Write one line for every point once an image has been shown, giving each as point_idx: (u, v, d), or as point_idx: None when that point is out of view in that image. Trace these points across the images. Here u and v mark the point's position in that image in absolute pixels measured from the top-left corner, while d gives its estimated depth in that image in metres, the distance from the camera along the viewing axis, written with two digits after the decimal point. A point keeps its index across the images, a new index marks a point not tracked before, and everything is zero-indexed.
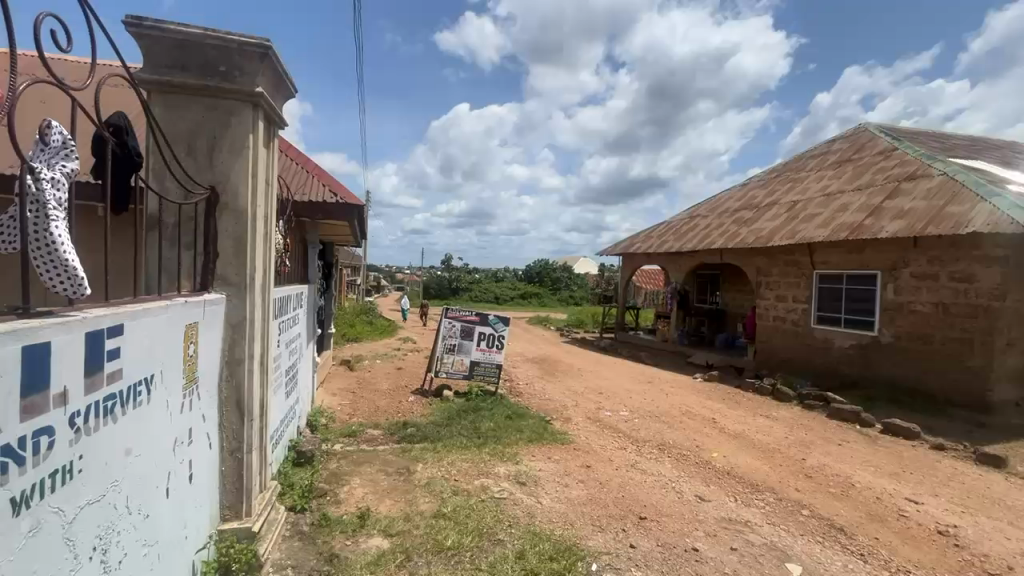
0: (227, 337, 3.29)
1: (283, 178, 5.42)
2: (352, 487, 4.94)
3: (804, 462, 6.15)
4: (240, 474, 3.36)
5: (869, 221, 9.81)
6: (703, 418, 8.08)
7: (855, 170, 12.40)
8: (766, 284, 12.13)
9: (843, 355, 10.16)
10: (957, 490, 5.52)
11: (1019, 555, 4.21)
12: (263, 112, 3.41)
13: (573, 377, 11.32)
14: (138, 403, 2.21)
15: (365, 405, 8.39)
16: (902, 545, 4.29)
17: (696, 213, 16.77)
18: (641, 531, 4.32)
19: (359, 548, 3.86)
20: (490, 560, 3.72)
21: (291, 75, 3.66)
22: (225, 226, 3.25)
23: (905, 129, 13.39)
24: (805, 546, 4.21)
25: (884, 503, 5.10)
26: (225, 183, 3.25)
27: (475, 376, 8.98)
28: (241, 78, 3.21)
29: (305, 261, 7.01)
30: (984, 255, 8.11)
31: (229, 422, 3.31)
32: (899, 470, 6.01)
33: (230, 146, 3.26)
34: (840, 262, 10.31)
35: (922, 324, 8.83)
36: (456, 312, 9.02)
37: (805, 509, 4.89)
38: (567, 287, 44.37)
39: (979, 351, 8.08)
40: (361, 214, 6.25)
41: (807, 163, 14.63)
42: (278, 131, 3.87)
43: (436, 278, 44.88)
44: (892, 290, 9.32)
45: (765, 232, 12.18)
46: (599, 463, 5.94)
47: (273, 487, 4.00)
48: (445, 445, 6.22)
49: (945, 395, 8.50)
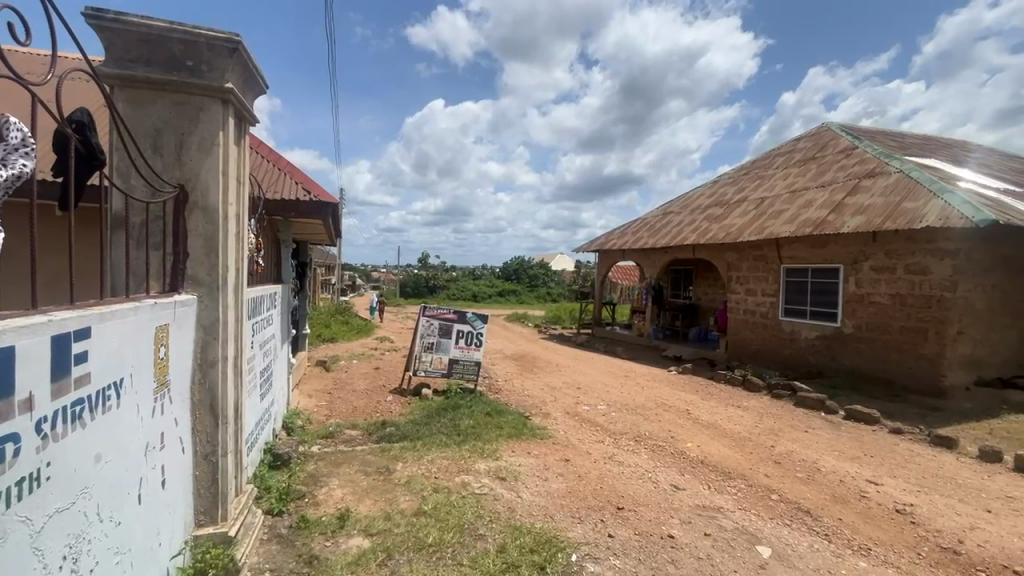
0: (199, 338, 3.21)
1: (254, 175, 5.29)
2: (330, 488, 4.90)
3: (774, 450, 6.39)
4: (214, 479, 3.29)
5: (831, 217, 10.22)
6: (677, 409, 8.30)
7: (818, 168, 12.89)
8: (736, 278, 12.51)
9: (808, 346, 10.60)
10: (914, 471, 5.84)
11: (969, 530, 4.50)
12: (234, 108, 3.34)
13: (551, 373, 11.42)
14: (107, 408, 2.15)
15: (343, 406, 8.30)
16: (863, 524, 4.54)
17: (670, 209, 17.15)
18: (619, 521, 4.43)
19: (339, 549, 3.83)
20: (472, 555, 3.75)
21: (261, 70, 3.59)
22: (195, 226, 3.18)
23: (865, 128, 13.98)
24: (773, 528, 4.41)
25: (847, 485, 5.37)
26: (194, 181, 3.17)
27: (453, 374, 8.97)
28: (209, 74, 3.14)
29: (277, 261, 6.87)
30: (937, 248, 8.56)
31: (203, 426, 3.23)
32: (860, 455, 6.31)
33: (199, 144, 3.18)
34: (806, 257, 10.73)
35: (881, 315, 9.29)
36: (433, 309, 9.00)
37: (773, 494, 5.11)
38: (545, 283, 44.55)
39: (933, 340, 8.54)
40: (336, 213, 6.16)
41: (774, 161, 15.11)
42: (249, 128, 3.79)
43: (412, 277, 44.47)
44: (853, 283, 9.76)
45: (735, 228, 12.56)
46: (578, 456, 6.04)
47: (250, 491, 3.94)
48: (425, 443, 6.23)
49: (902, 381, 8.96)
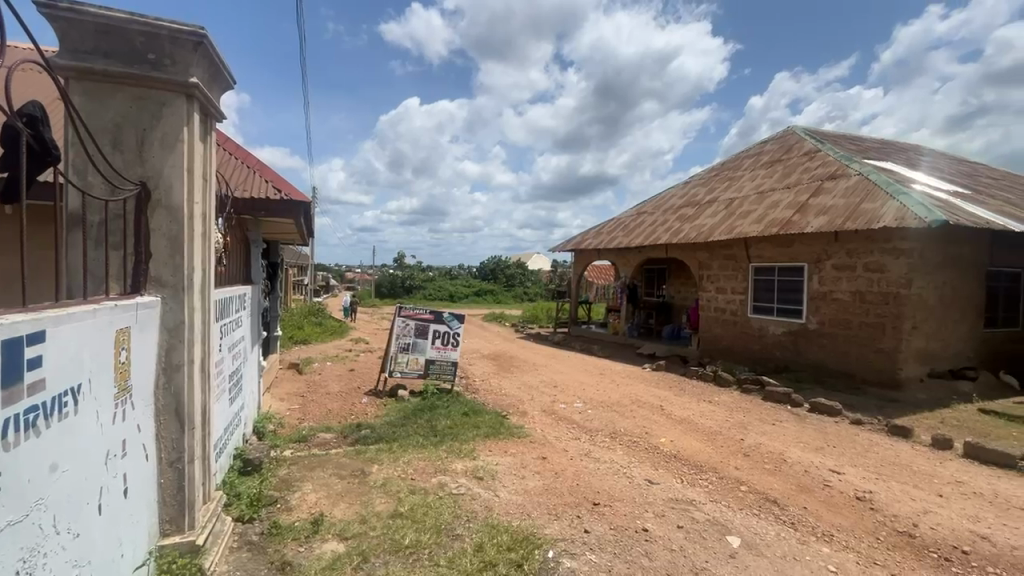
0: (163, 342, 3.10)
1: (221, 172, 5.13)
2: (304, 493, 4.80)
3: (743, 443, 6.60)
4: (181, 486, 3.18)
5: (796, 217, 10.60)
6: (651, 406, 8.46)
7: (784, 169, 13.35)
8: (707, 276, 12.84)
9: (776, 341, 10.98)
10: (873, 460, 6.12)
11: (923, 514, 4.75)
12: (199, 104, 3.25)
13: (528, 372, 11.47)
14: (64, 415, 2.06)
15: (316, 409, 8.13)
16: (826, 512, 4.74)
17: (643, 209, 17.47)
18: (595, 516, 4.51)
19: (313, 553, 3.77)
20: (449, 555, 3.75)
21: (228, 65, 3.49)
22: (158, 224, 3.07)
23: (827, 132, 14.56)
24: (743, 519, 4.56)
25: (811, 475, 5.59)
26: (157, 179, 3.06)
27: (430, 374, 8.91)
28: (172, 68, 3.04)
29: (247, 261, 6.68)
30: (894, 247, 8.98)
31: (168, 432, 3.13)
32: (823, 445, 6.58)
33: (162, 140, 3.08)
34: (773, 256, 11.10)
35: (842, 311, 9.70)
36: (409, 310, 8.91)
37: (743, 485, 5.28)
38: (521, 283, 44.66)
39: (889, 334, 8.98)
40: (308, 212, 6.03)
41: (743, 163, 15.56)
42: (215, 124, 3.68)
43: (388, 277, 43.89)
44: (817, 281, 10.16)
45: (706, 227, 12.88)
46: (555, 454, 6.10)
47: (219, 498, 3.83)
48: (401, 444, 6.17)
49: (862, 374, 9.38)
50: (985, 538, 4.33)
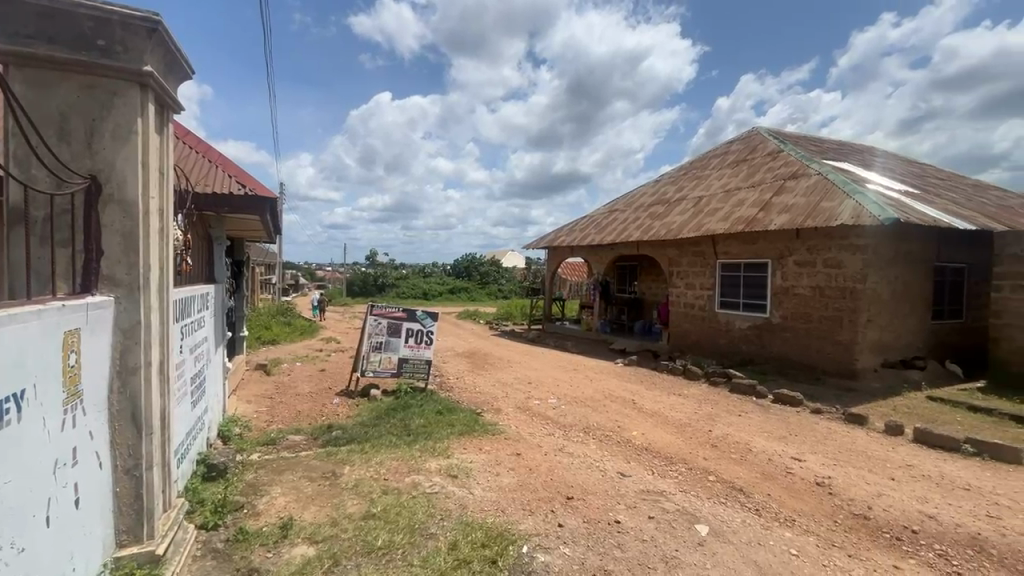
0: (117, 343, 2.95)
1: (179, 166, 4.90)
2: (272, 497, 4.66)
3: (711, 434, 6.80)
4: (138, 494, 3.04)
5: (761, 215, 10.97)
6: (623, 400, 8.61)
7: (749, 169, 13.78)
8: (676, 273, 13.14)
9: (741, 335, 11.34)
10: (832, 447, 6.41)
11: (877, 496, 5.01)
12: (154, 94, 3.10)
13: (502, 369, 11.47)
14: (5, 423, 1.94)
15: (285, 410, 7.92)
16: (788, 498, 4.94)
17: (615, 207, 17.73)
18: (569, 510, 4.56)
19: (282, 559, 3.67)
20: (423, 554, 3.71)
21: (185, 53, 3.34)
22: (110, 220, 2.91)
23: (789, 133, 15.11)
24: (710, 507, 4.70)
25: (775, 463, 5.81)
26: (109, 172, 2.91)
27: (404, 373, 8.81)
28: (124, 55, 2.89)
29: (210, 259, 6.43)
30: (850, 244, 9.40)
31: (123, 438, 2.98)
32: (786, 434, 6.85)
33: (114, 132, 2.92)
34: (739, 253, 11.45)
35: (803, 305, 10.11)
36: (381, 308, 8.77)
37: (711, 475, 5.44)
38: (496, 280, 44.65)
39: (846, 327, 9.41)
40: (274, 208, 5.85)
41: (710, 162, 15.96)
42: (172, 115, 3.52)
43: (360, 275, 43.10)
44: (780, 277, 10.55)
45: (675, 225, 13.17)
46: (529, 450, 6.14)
47: (180, 506, 3.69)
48: (374, 444, 6.08)
49: (822, 366, 9.80)
50: (932, 517, 4.60)
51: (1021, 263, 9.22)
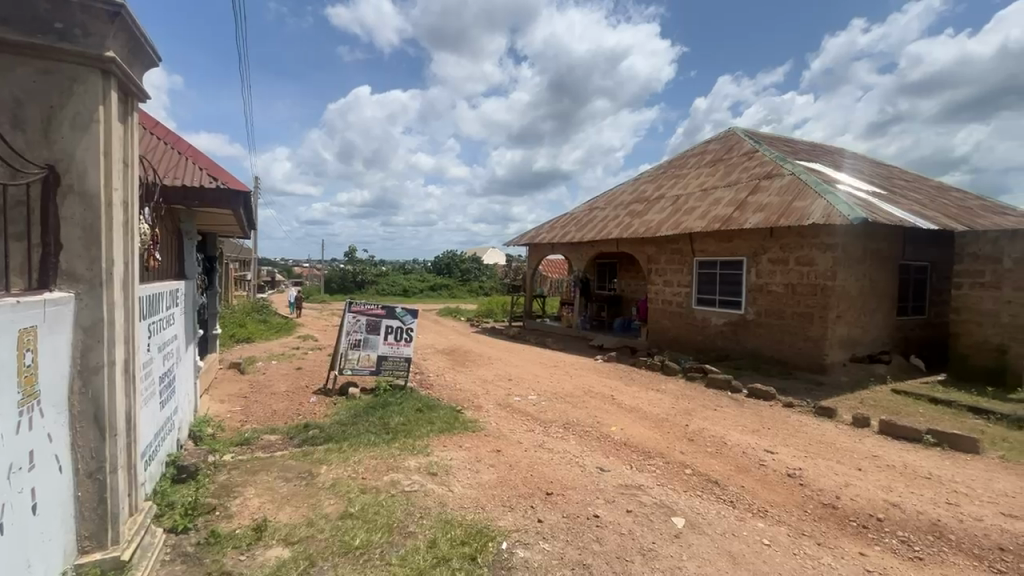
0: (78, 342, 2.82)
1: (146, 158, 4.71)
2: (246, 499, 4.55)
3: (688, 428, 6.93)
4: (102, 499, 2.92)
5: (736, 214, 11.20)
6: (603, 396, 8.70)
7: (725, 168, 14.04)
8: (655, 270, 13.32)
9: (718, 331, 11.58)
10: (803, 439, 6.61)
11: (844, 486, 5.18)
12: (117, 82, 2.97)
13: (483, 366, 11.44)
14: None
15: (260, 409, 7.74)
16: (761, 489, 5.07)
17: (595, 204, 17.85)
18: (548, 505, 4.58)
19: (255, 562, 3.58)
20: (401, 553, 3.68)
21: (151, 39, 3.21)
22: (70, 213, 2.78)
23: (764, 134, 15.45)
24: (687, 500, 4.79)
25: (749, 455, 5.96)
26: (68, 162, 2.77)
27: (383, 371, 8.70)
28: (84, 39, 2.75)
29: (180, 255, 6.21)
30: (821, 242, 9.68)
31: (86, 441, 2.86)
32: (759, 427, 7.03)
33: (73, 121, 2.78)
34: (715, 251, 11.67)
35: (776, 302, 10.38)
36: (359, 305, 8.64)
37: (687, 468, 5.55)
38: (477, 277, 44.56)
39: (817, 323, 9.70)
40: (248, 202, 5.68)
41: (688, 161, 16.20)
42: (138, 103, 3.38)
43: (338, 272, 42.44)
44: (754, 274, 10.80)
45: (654, 222, 13.33)
46: (510, 446, 6.14)
47: (148, 509, 3.57)
48: (352, 443, 5.99)
49: (793, 360, 10.08)
50: (896, 505, 4.79)
51: (979, 261, 9.64)
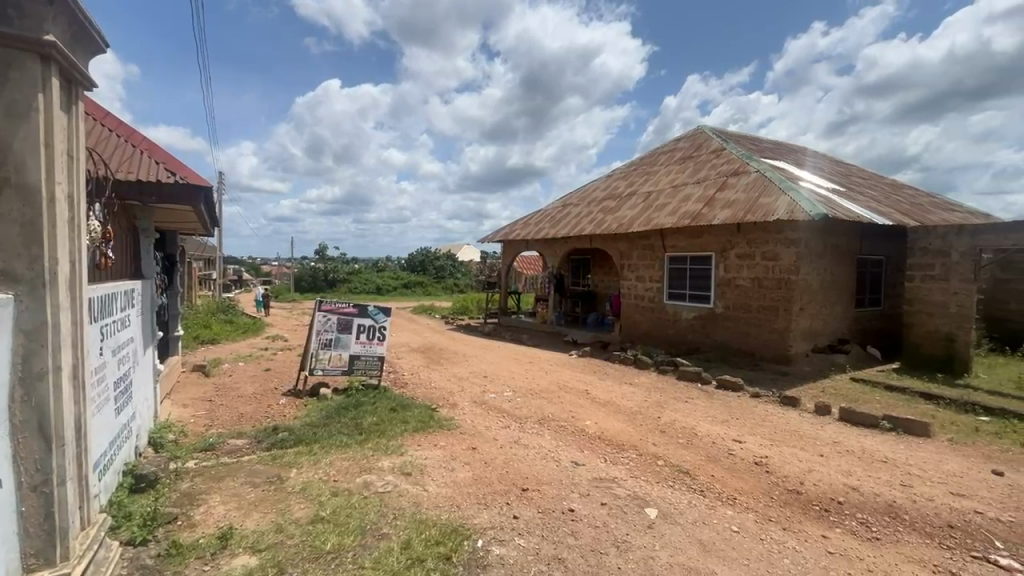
0: (18, 346, 2.63)
1: (96, 151, 4.43)
2: (210, 506, 4.37)
3: (659, 420, 7.07)
4: (48, 514, 2.74)
5: (705, 210, 11.45)
6: (578, 391, 8.76)
7: (695, 166, 14.34)
8: (628, 266, 13.50)
9: (688, 325, 11.85)
10: (769, 428, 6.83)
11: (808, 472, 5.38)
12: (59, 68, 2.78)
13: (458, 363, 11.35)
14: None
15: (225, 413, 7.47)
16: (730, 478, 5.22)
17: (569, 201, 17.95)
18: (524, 501, 4.58)
19: (220, 571, 3.45)
20: (375, 556, 3.61)
21: (95, 23, 3.01)
22: (7, 208, 2.59)
23: (731, 132, 15.86)
24: (659, 491, 4.89)
25: (718, 445, 6.12)
26: (4, 154, 2.57)
27: (355, 371, 8.52)
28: (20, 23, 2.56)
29: (136, 253, 5.89)
30: (785, 238, 10.00)
31: (28, 453, 2.67)
32: (728, 418, 7.22)
33: (8, 109, 2.59)
34: (685, 246, 11.91)
35: (744, 296, 10.69)
36: (330, 304, 8.42)
37: (659, 460, 5.65)
38: (451, 275, 44.26)
39: (782, 316, 10.03)
40: (209, 198, 5.44)
41: (659, 158, 16.49)
42: (83, 92, 3.17)
43: (308, 270, 41.38)
44: (723, 269, 11.09)
45: (626, 219, 13.50)
46: (485, 443, 6.11)
47: (102, 521, 3.39)
48: (323, 445, 5.85)
49: (760, 352, 10.40)
50: (856, 488, 5.01)
51: (929, 256, 10.16)
